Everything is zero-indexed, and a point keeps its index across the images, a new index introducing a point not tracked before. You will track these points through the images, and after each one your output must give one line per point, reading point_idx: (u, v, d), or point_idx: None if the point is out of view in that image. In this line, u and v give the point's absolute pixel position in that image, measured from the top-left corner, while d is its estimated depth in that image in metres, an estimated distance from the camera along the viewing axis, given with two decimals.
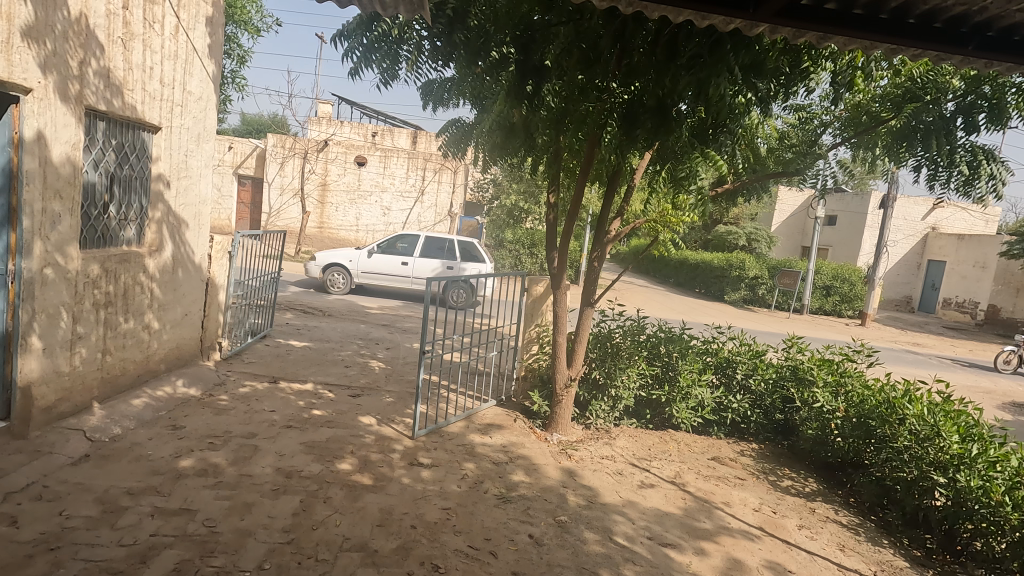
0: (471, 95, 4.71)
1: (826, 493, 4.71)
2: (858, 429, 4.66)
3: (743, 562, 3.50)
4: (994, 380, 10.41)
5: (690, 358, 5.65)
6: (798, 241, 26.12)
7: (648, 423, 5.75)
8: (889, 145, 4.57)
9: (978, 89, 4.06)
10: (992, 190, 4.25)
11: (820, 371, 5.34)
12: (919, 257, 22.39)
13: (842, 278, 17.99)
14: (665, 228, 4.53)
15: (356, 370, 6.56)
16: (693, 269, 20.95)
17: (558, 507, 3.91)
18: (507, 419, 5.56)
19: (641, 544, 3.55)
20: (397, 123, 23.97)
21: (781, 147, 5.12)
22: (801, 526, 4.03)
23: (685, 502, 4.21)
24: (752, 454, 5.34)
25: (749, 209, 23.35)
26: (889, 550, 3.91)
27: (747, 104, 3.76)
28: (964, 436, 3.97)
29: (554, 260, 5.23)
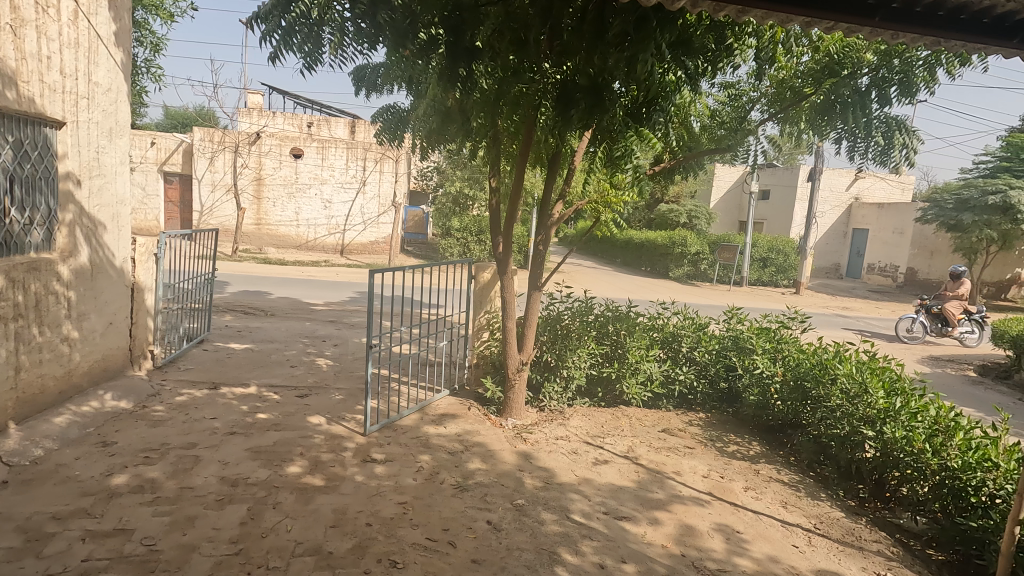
0: (402, 81, 4.62)
1: (769, 454, 4.94)
2: (795, 391, 4.93)
3: (695, 527, 3.63)
4: (915, 338, 11.23)
5: (638, 335, 5.79)
6: (736, 216, 27.17)
7: (600, 401, 5.87)
8: (812, 120, 4.76)
9: (889, 63, 4.23)
10: (905, 160, 4.36)
11: (759, 339, 5.60)
12: (845, 226, 23.76)
13: (777, 249, 18.95)
14: (606, 209, 4.61)
15: (303, 370, 6.34)
16: (638, 248, 21.48)
17: (515, 491, 3.93)
18: (460, 408, 5.53)
19: (597, 520, 3.62)
20: (333, 111, 23.17)
21: (713, 125, 5.26)
22: (748, 488, 4.22)
23: (639, 475, 4.32)
24: (700, 424, 5.54)
25: (688, 187, 24.02)
26: (827, 502, 4.13)
27: (677, 82, 3.84)
28: (889, 391, 4.26)
29: (499, 245, 5.19)
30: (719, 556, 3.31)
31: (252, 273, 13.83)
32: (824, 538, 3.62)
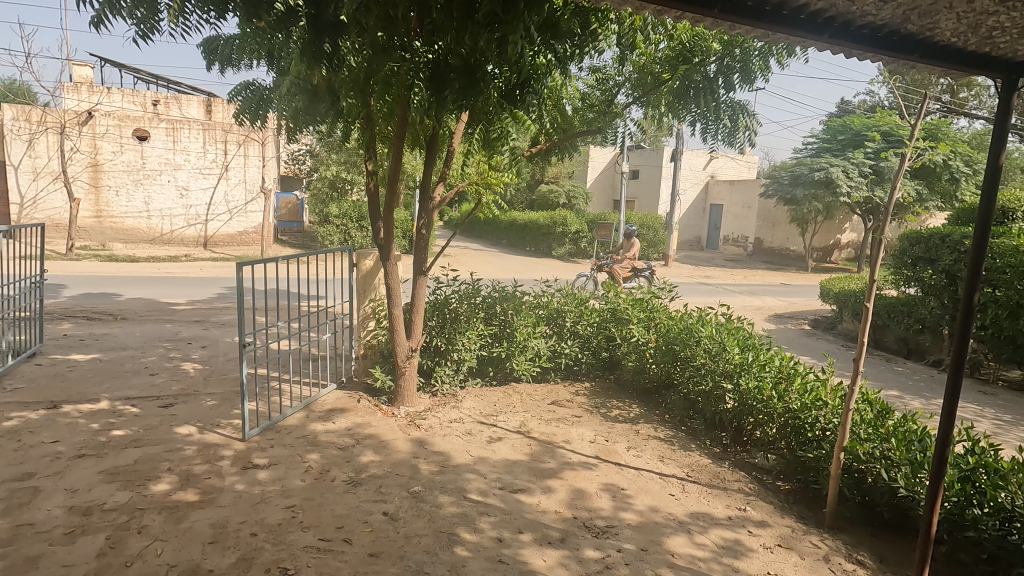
0: (259, 55, 4.26)
1: (647, 414, 5.36)
2: (667, 354, 5.39)
3: (584, 490, 3.85)
4: (763, 299, 12.76)
5: (524, 313, 5.97)
6: (610, 196, 28.78)
7: (491, 380, 5.97)
8: (670, 103, 5.11)
9: (731, 52, 4.68)
10: (749, 141, 4.88)
11: (634, 310, 6.04)
12: (704, 202, 26.18)
13: (647, 225, 20.41)
14: (487, 190, 4.75)
15: (166, 377, 5.71)
16: (522, 229, 22.00)
17: (411, 479, 3.89)
18: (349, 401, 5.32)
19: (493, 496, 3.70)
20: (184, 88, 20.82)
21: (583, 107, 5.51)
22: (629, 448, 4.55)
23: (532, 448, 4.48)
24: (586, 393, 5.86)
25: (565, 168, 24.97)
26: (696, 451, 4.58)
27: (547, 65, 3.94)
28: (743, 347, 4.81)
29: (380, 230, 5.02)
30: (607, 514, 3.55)
31: (95, 272, 12.14)
32: (695, 484, 4.02)
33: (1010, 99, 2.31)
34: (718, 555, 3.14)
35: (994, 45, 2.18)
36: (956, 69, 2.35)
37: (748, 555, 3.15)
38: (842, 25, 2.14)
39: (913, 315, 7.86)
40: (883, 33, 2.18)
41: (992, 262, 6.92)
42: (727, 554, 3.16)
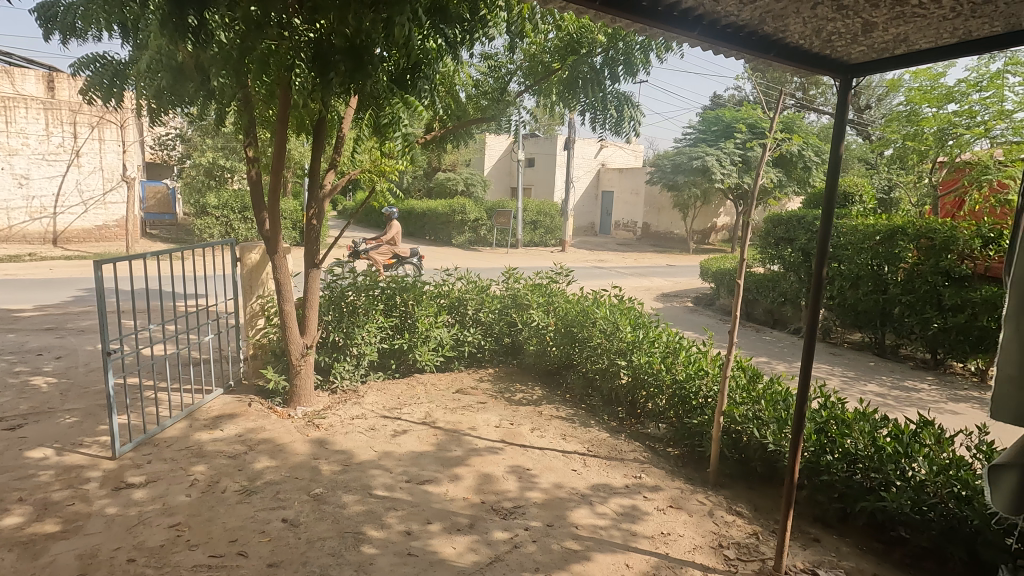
0: (110, 26, 3.77)
1: (549, 396, 5.54)
2: (565, 336, 5.60)
3: (491, 474, 3.91)
4: (651, 280, 13.63)
5: (425, 303, 5.90)
6: (507, 183, 29.11)
7: (393, 372, 5.84)
8: (560, 92, 5.29)
9: (615, 45, 4.88)
10: (634, 131, 5.12)
11: (533, 295, 6.19)
12: (596, 189, 27.33)
13: (544, 212, 20.93)
14: (381, 178, 4.62)
15: (10, 394, 4.96)
16: (421, 218, 21.65)
17: (311, 481, 3.72)
18: (239, 405, 4.95)
19: (400, 489, 3.65)
20: (17, 60, 17.97)
21: (477, 94, 5.50)
22: (533, 429, 4.68)
23: (438, 438, 4.46)
24: (490, 379, 5.92)
25: (462, 155, 24.85)
26: (595, 427, 4.81)
27: (438, 50, 3.87)
28: (634, 326, 5.14)
29: (265, 222, 4.70)
30: (514, 495, 3.63)
31: None
32: (595, 457, 4.23)
33: (845, 96, 2.63)
34: (618, 522, 3.34)
35: (833, 48, 2.46)
36: (802, 68, 2.62)
37: (645, 519, 3.38)
38: (710, 22, 2.30)
39: (777, 289, 8.81)
40: (743, 33, 2.38)
41: (837, 240, 7.92)
42: (625, 520, 3.36)
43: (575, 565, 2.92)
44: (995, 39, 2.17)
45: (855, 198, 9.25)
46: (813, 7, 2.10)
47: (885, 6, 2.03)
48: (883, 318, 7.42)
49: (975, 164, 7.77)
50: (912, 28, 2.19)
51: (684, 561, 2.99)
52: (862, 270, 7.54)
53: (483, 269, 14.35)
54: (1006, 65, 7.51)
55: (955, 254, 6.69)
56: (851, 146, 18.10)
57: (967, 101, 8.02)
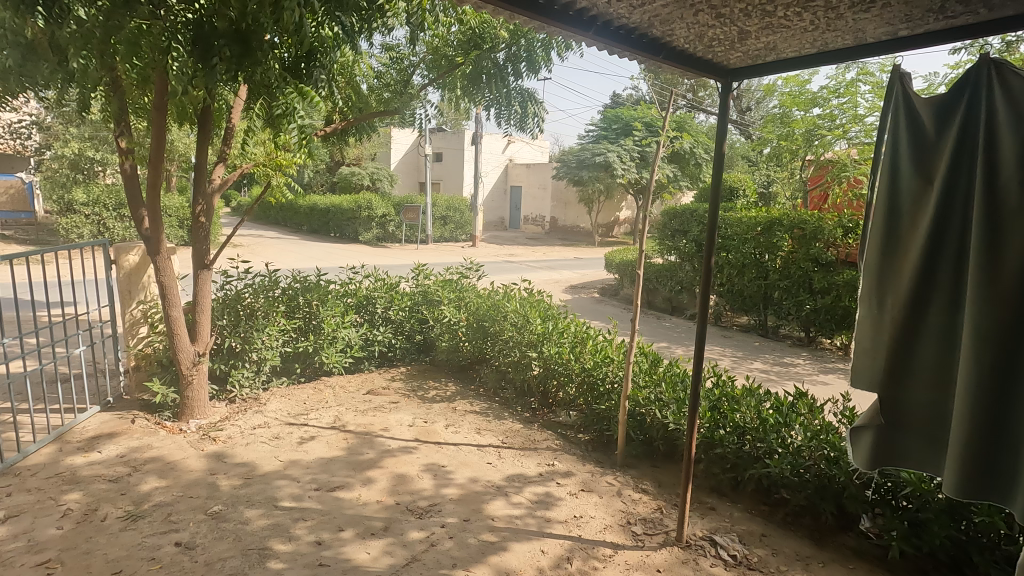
0: None
1: (463, 391, 5.53)
2: (477, 331, 5.63)
3: (406, 474, 3.85)
4: (561, 272, 14.04)
5: (331, 303, 5.67)
6: (415, 178, 28.64)
7: (299, 377, 5.56)
8: (463, 87, 5.27)
9: (517, 41, 4.93)
10: (538, 127, 5.21)
11: (444, 291, 6.16)
12: (505, 184, 27.62)
13: (453, 207, 20.86)
14: (277, 172, 4.43)
15: None
16: (324, 214, 20.73)
17: (209, 499, 3.45)
18: (120, 423, 4.48)
19: (309, 498, 3.49)
20: None
21: (379, 87, 5.38)
22: (448, 426, 4.66)
23: (348, 441, 4.31)
24: (402, 378, 5.82)
25: (367, 149, 24.08)
26: (509, 418, 4.88)
27: (335, 39, 3.71)
28: (544, 318, 5.29)
29: (144, 220, 4.27)
30: (429, 493, 3.59)
31: None
32: (510, 449, 4.29)
33: (727, 97, 2.83)
34: (532, 510, 3.42)
35: (714, 53, 2.65)
36: (689, 71, 2.80)
37: (558, 504, 3.49)
38: (604, 23, 2.39)
39: (675, 278, 9.39)
40: (635, 35, 2.50)
41: (725, 231, 8.58)
42: (540, 507, 3.45)
43: (492, 557, 2.95)
44: (846, 50, 2.43)
45: (739, 193, 10.07)
46: (695, 13, 2.25)
47: (756, 16, 2.22)
48: (765, 301, 8.14)
49: (837, 162, 8.70)
50: (779, 37, 2.41)
51: (596, 541, 3.11)
52: (747, 259, 8.25)
53: (391, 266, 14.01)
54: (858, 74, 8.50)
55: (823, 242, 7.50)
56: (734, 145, 19.69)
57: (828, 106, 8.98)
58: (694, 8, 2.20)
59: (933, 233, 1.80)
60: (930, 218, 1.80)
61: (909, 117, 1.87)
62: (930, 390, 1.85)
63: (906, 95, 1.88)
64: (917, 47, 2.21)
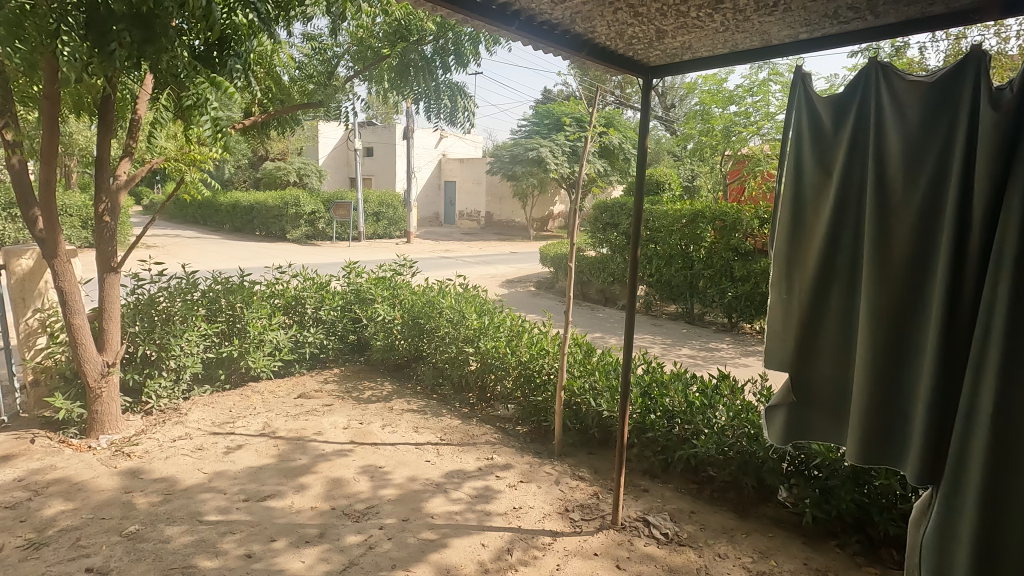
0: None
1: (399, 389, 5.45)
2: (413, 329, 5.57)
3: (341, 478, 3.74)
4: (497, 267, 14.09)
5: (257, 305, 5.43)
6: (345, 173, 27.82)
7: (223, 384, 5.27)
8: (391, 80, 5.15)
9: (446, 35, 4.87)
10: (468, 121, 5.19)
11: (378, 289, 6.03)
12: (438, 179, 27.33)
13: (386, 203, 20.45)
14: (192, 168, 4.19)
15: None
16: (248, 212, 19.71)
17: (124, 519, 3.21)
18: (18, 443, 4.09)
19: (237, 510, 3.32)
20: None
21: (302, 78, 5.18)
22: (385, 426, 4.57)
23: (279, 448, 4.14)
24: (335, 380, 5.64)
25: (293, 143, 23.10)
26: (447, 415, 4.86)
27: (250, 26, 3.53)
28: (480, 313, 5.32)
29: (37, 221, 3.88)
30: (366, 496, 3.52)
31: None
32: (448, 445, 4.27)
33: (648, 94, 2.93)
34: (472, 504, 3.42)
35: (634, 50, 2.74)
36: (611, 68, 2.87)
37: (497, 497, 3.51)
38: (527, 18, 2.40)
39: (607, 270, 9.64)
40: (558, 31, 2.54)
41: (652, 224, 8.91)
42: (479, 502, 3.46)
43: (432, 555, 2.93)
44: (754, 50, 2.58)
45: (665, 187, 10.48)
46: (614, 11, 2.31)
47: (671, 16, 2.31)
48: (691, 290, 8.53)
49: (752, 157, 9.51)
50: (694, 37, 2.52)
51: (535, 530, 3.16)
52: (674, 249, 8.62)
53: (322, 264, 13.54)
54: (770, 75, 9.04)
55: (742, 233, 7.95)
56: (660, 140, 20.44)
57: (744, 104, 9.49)
58: (613, 6, 2.26)
59: (833, 224, 1.94)
60: (830, 208, 1.94)
61: (810, 116, 2.00)
62: (835, 366, 2.01)
63: (806, 95, 2.02)
64: (816, 50, 2.39)
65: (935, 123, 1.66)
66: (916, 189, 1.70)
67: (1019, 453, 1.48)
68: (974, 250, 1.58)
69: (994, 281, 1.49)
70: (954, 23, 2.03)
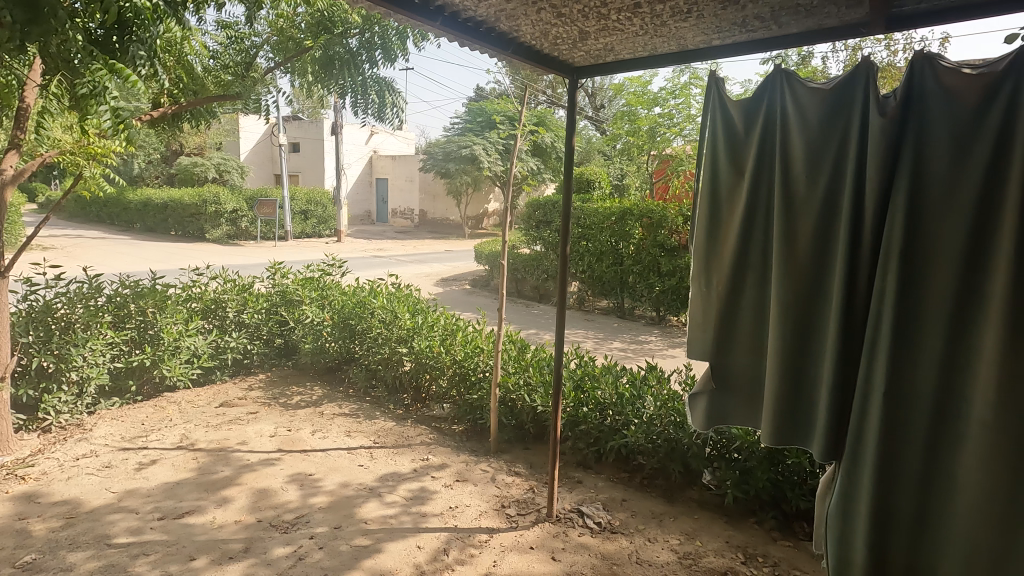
0: None
1: (330, 393, 5.27)
2: (343, 330, 5.41)
3: (268, 488, 3.57)
4: (432, 266, 13.94)
5: (171, 309, 5.09)
6: (270, 170, 26.59)
7: (134, 395, 4.90)
8: (315, 73, 4.96)
9: (371, 28, 4.75)
10: (397, 117, 5.05)
11: (305, 290, 5.81)
12: (369, 176, 26.66)
13: (315, 201, 19.74)
14: (91, 162, 3.86)
15: None
16: (161, 210, 18.39)
17: (18, 549, 2.91)
18: None
19: (152, 530, 3.10)
20: None
21: (217, 68, 4.90)
22: (314, 432, 4.41)
23: (199, 460, 3.90)
24: (260, 386, 5.38)
25: (211, 137, 21.80)
26: (381, 417, 4.75)
27: (155, 11, 3.29)
28: (413, 313, 5.25)
29: None
30: (295, 505, 3.38)
31: None
32: (382, 448, 4.18)
33: (573, 93, 2.99)
34: (407, 507, 3.37)
35: (559, 50, 2.78)
36: (536, 67, 2.90)
37: (433, 498, 3.48)
38: (451, 13, 2.38)
39: (541, 268, 9.77)
40: (483, 28, 2.54)
41: (583, 221, 9.12)
42: (414, 504, 3.41)
43: (366, 561, 2.86)
44: (671, 55, 2.69)
45: (594, 185, 10.75)
46: (537, 11, 2.34)
47: (592, 17, 2.36)
48: (621, 285, 8.80)
49: (675, 157, 9.95)
50: (615, 39, 2.59)
51: (471, 528, 3.16)
52: (605, 246, 8.87)
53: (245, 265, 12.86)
54: (690, 78, 9.48)
55: (667, 229, 8.30)
56: (590, 139, 20.95)
57: (667, 106, 9.90)
58: (537, 6, 2.28)
59: (746, 221, 2.05)
60: (743, 206, 2.05)
61: (724, 117, 2.11)
62: (749, 355, 2.12)
63: (720, 98, 2.12)
64: (726, 56, 2.52)
65: (832, 127, 1.79)
66: (818, 188, 1.82)
67: (907, 427, 1.64)
68: (867, 244, 1.71)
69: (884, 273, 1.63)
70: (846, 35, 2.19)
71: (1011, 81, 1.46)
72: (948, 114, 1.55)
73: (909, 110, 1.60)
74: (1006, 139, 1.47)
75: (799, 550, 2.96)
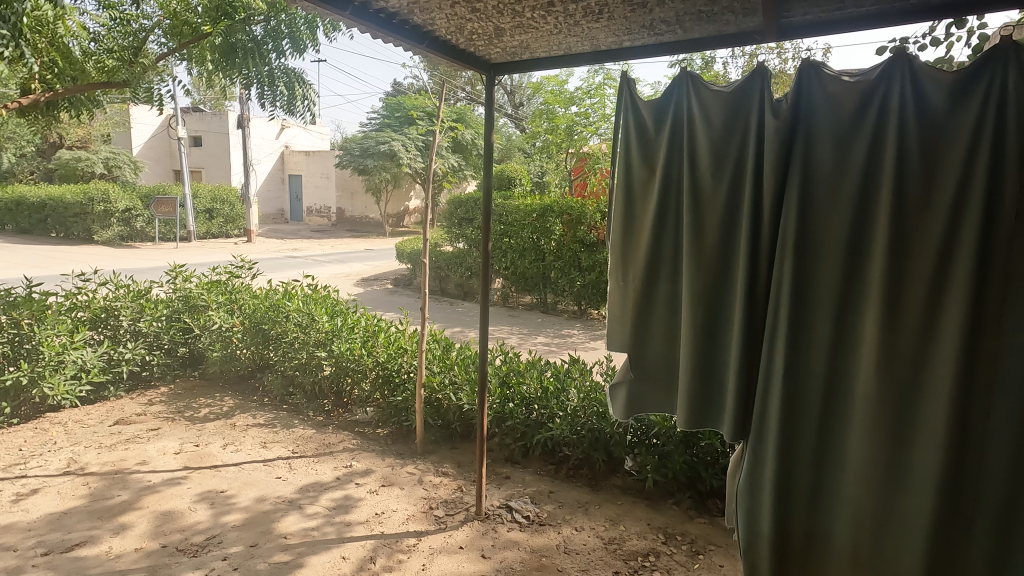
0: None
1: (243, 403, 4.95)
2: (256, 336, 5.10)
3: (174, 510, 3.30)
4: (351, 266, 13.48)
5: (53, 320, 4.61)
6: (167, 165, 24.60)
7: (9, 418, 4.36)
8: (216, 61, 4.61)
9: (278, 16, 4.49)
10: (308, 111, 4.86)
11: (211, 294, 5.42)
12: (281, 172, 25.35)
13: (220, 199, 18.48)
14: None
15: None
16: (39, 210, 16.46)
17: None
18: None
19: (35, 567, 2.77)
20: None
21: (99, 52, 4.44)
22: (226, 445, 4.13)
23: (90, 486, 3.53)
24: (162, 400, 4.96)
25: (97, 129, 19.79)
26: (300, 425, 4.53)
27: None
28: (331, 314, 5.04)
29: None
30: (205, 526, 3.15)
31: None
32: (302, 458, 3.99)
33: (491, 89, 2.98)
34: (330, 517, 3.24)
35: (475, 46, 2.76)
36: (453, 62, 2.86)
37: (358, 506, 3.37)
38: (361, 2, 2.29)
39: (464, 265, 9.72)
40: (396, 20, 2.47)
41: (506, 218, 9.16)
42: (338, 513, 3.28)
43: None
44: (585, 55, 2.74)
45: (515, 182, 10.84)
46: (452, 4, 2.31)
47: (507, 14, 2.36)
48: (544, 280, 8.93)
49: (592, 155, 10.23)
50: (531, 37, 2.61)
51: (399, 534, 3.09)
52: (527, 243, 8.97)
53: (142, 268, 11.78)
54: (604, 79, 9.78)
55: (586, 225, 8.51)
56: (510, 137, 21.10)
57: (583, 105, 10.16)
58: None
59: (658, 216, 2.13)
60: (655, 202, 2.13)
61: (635, 117, 2.18)
62: (664, 344, 2.22)
63: (632, 98, 2.19)
64: (637, 57, 2.60)
65: (733, 128, 1.90)
66: (721, 185, 1.93)
67: (803, 406, 1.78)
68: (765, 238, 1.83)
69: (782, 264, 1.75)
70: (742, 42, 2.33)
71: (882, 90, 1.62)
72: (831, 119, 1.69)
73: (798, 115, 1.73)
74: (879, 142, 1.62)
75: (714, 526, 3.15)
